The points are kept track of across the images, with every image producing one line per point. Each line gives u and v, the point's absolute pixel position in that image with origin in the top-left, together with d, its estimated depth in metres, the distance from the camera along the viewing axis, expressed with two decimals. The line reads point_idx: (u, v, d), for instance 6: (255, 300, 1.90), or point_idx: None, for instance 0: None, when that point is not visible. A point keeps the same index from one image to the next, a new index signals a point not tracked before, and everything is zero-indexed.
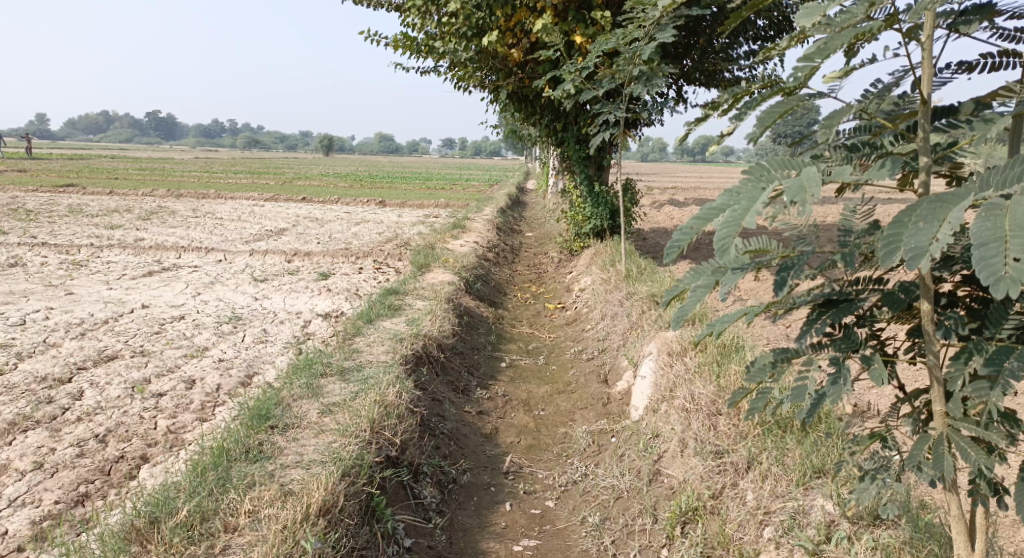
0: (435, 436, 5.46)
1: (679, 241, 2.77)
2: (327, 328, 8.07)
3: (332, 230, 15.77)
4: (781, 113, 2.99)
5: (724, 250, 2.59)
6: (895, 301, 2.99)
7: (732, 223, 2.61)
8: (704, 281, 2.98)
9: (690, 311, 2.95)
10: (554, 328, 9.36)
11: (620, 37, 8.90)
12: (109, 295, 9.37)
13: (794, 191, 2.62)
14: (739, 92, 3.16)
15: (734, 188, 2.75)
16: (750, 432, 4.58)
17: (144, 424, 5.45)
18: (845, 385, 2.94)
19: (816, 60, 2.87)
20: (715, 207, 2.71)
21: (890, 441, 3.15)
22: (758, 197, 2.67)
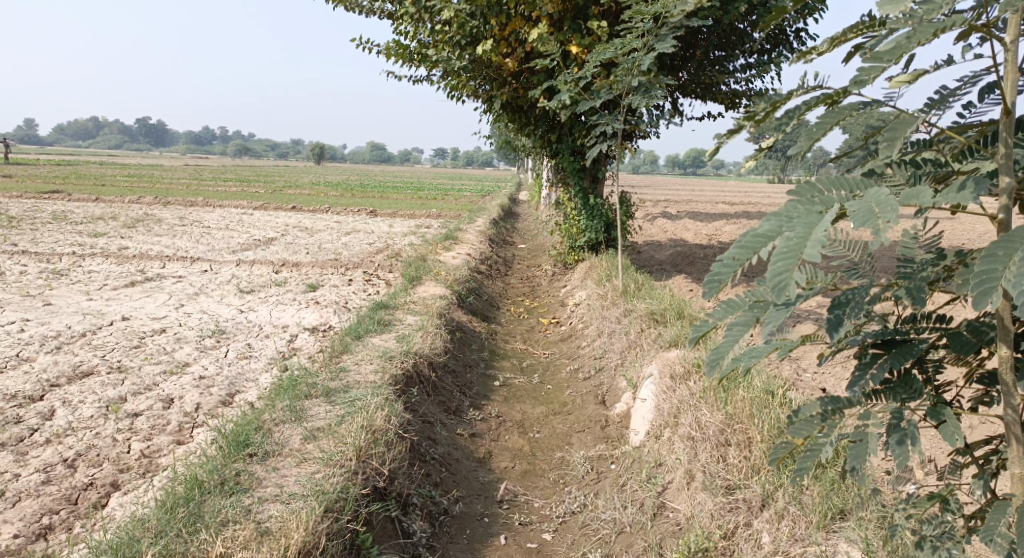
0: (425, 462, 5.18)
1: (719, 274, 2.51)
2: (313, 344, 7.78)
3: (321, 239, 15.48)
4: (833, 124, 2.73)
5: (780, 287, 2.33)
6: (963, 343, 2.71)
7: (788, 254, 2.34)
8: (742, 318, 2.67)
9: (726, 355, 2.68)
10: (548, 344, 9.08)
11: (618, 47, 8.65)
12: (88, 306, 9.06)
13: (861, 216, 2.36)
14: (778, 99, 2.85)
15: (784, 211, 2.48)
16: (763, 467, 4.35)
17: (117, 446, 5.16)
18: (913, 446, 2.63)
19: (886, 62, 2.51)
20: (762, 235, 2.44)
21: (952, 503, 2.89)
22: (816, 222, 2.39)
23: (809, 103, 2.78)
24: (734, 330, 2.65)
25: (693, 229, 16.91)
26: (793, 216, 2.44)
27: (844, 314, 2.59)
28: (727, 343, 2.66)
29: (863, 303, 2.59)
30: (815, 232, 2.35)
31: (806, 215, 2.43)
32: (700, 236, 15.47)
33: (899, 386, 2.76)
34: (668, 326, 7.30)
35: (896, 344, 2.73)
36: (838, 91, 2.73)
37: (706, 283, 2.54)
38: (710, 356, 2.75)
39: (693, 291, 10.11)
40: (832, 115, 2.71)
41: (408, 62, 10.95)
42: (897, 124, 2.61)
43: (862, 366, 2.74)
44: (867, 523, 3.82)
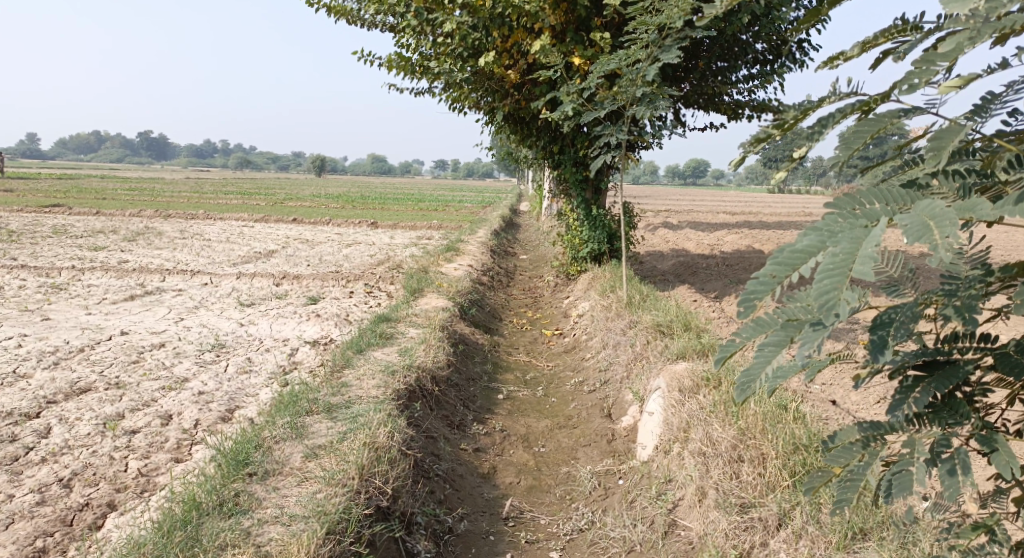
0: (429, 480, 5.06)
1: (757, 294, 2.42)
2: (314, 357, 7.67)
3: (322, 252, 15.39)
4: (873, 132, 2.61)
5: (829, 307, 2.23)
6: (1014, 364, 2.52)
7: (835, 271, 2.22)
8: (774, 338, 2.56)
9: (759, 377, 2.57)
10: (552, 356, 8.96)
11: (622, 57, 8.57)
12: (86, 321, 8.96)
13: (915, 230, 2.24)
14: (811, 107, 2.74)
15: (825, 225, 2.37)
16: (778, 485, 4.24)
17: (115, 465, 5.04)
18: (964, 477, 2.50)
19: (940, 64, 2.37)
20: (801, 250, 2.35)
21: (998, 534, 2.68)
22: (863, 237, 2.27)
23: (844, 111, 2.68)
24: (767, 350, 2.56)
25: (694, 239, 16.82)
26: (837, 231, 2.33)
27: (889, 336, 2.44)
28: (759, 364, 2.57)
29: (910, 324, 2.43)
30: (864, 247, 2.23)
31: (851, 229, 2.32)
32: (702, 246, 15.38)
33: (944, 411, 2.56)
34: (674, 338, 7.18)
35: (940, 366, 2.60)
36: (875, 98, 2.64)
37: (741, 303, 2.45)
38: (741, 379, 2.62)
39: (697, 302, 10.00)
40: (873, 123, 2.60)
41: (409, 74, 10.89)
42: (942, 132, 2.50)
43: (904, 390, 2.60)
44: (887, 542, 3.69)
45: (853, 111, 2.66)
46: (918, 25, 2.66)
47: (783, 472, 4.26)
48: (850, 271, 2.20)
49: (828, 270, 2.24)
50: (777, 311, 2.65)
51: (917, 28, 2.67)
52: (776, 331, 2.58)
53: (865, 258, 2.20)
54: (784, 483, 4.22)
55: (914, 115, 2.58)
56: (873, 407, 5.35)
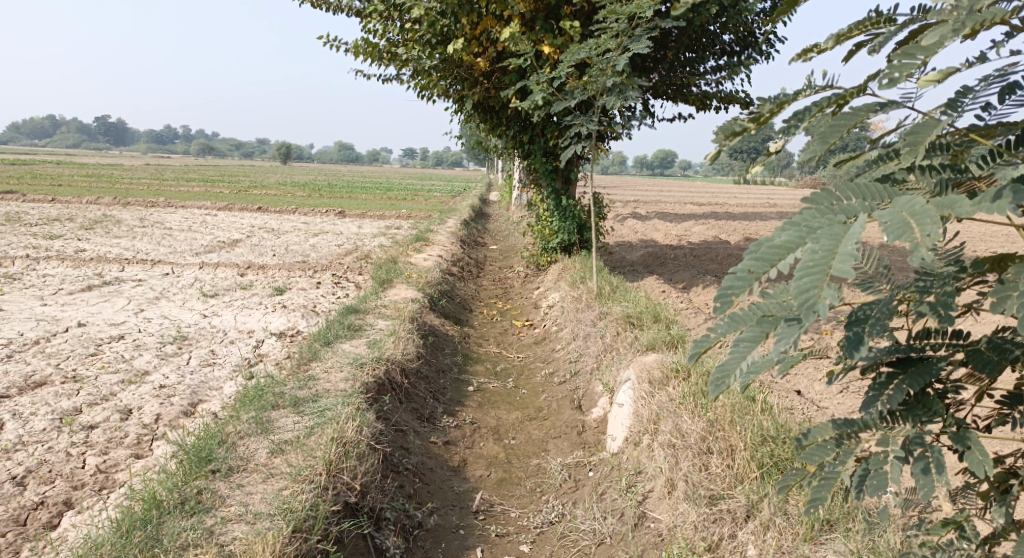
0: (398, 474, 5.00)
1: (734, 289, 2.38)
2: (280, 350, 7.56)
3: (288, 241, 15.20)
4: (850, 127, 2.58)
5: (808, 305, 2.21)
6: (986, 362, 2.52)
7: (815, 269, 2.20)
8: (750, 333, 2.55)
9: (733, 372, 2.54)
10: (522, 347, 8.92)
11: (592, 47, 8.52)
12: (43, 312, 8.75)
13: (895, 228, 2.22)
14: (786, 100, 2.70)
15: (803, 221, 2.35)
16: (747, 476, 4.24)
17: (71, 462, 5.06)
18: (939, 476, 2.51)
19: (921, 57, 2.35)
20: (780, 246, 2.32)
21: (968, 531, 2.70)
22: (842, 233, 2.25)
23: (820, 105, 2.65)
24: (742, 346, 2.54)
25: (663, 229, 16.88)
26: (816, 227, 2.31)
27: (864, 333, 2.43)
28: (734, 359, 2.54)
29: (886, 322, 2.42)
30: (844, 244, 2.21)
31: (830, 225, 2.30)
32: (670, 237, 15.42)
33: (917, 408, 2.57)
34: (644, 329, 7.17)
35: (913, 363, 2.58)
36: (850, 91, 2.61)
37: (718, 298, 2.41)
38: (716, 374, 2.58)
39: (666, 293, 10.02)
40: (850, 117, 2.58)
41: (376, 61, 10.75)
42: (920, 127, 2.48)
43: (878, 387, 2.60)
44: (855, 533, 3.70)
45: (829, 104, 2.64)
46: (892, 18, 2.64)
47: (751, 464, 4.26)
48: (829, 270, 2.18)
49: (807, 269, 2.21)
50: (753, 306, 2.63)
51: (890, 21, 2.65)
52: (751, 327, 2.56)
53: (845, 257, 2.18)
54: (753, 476, 4.22)
55: (891, 109, 2.57)
56: (840, 397, 5.38)
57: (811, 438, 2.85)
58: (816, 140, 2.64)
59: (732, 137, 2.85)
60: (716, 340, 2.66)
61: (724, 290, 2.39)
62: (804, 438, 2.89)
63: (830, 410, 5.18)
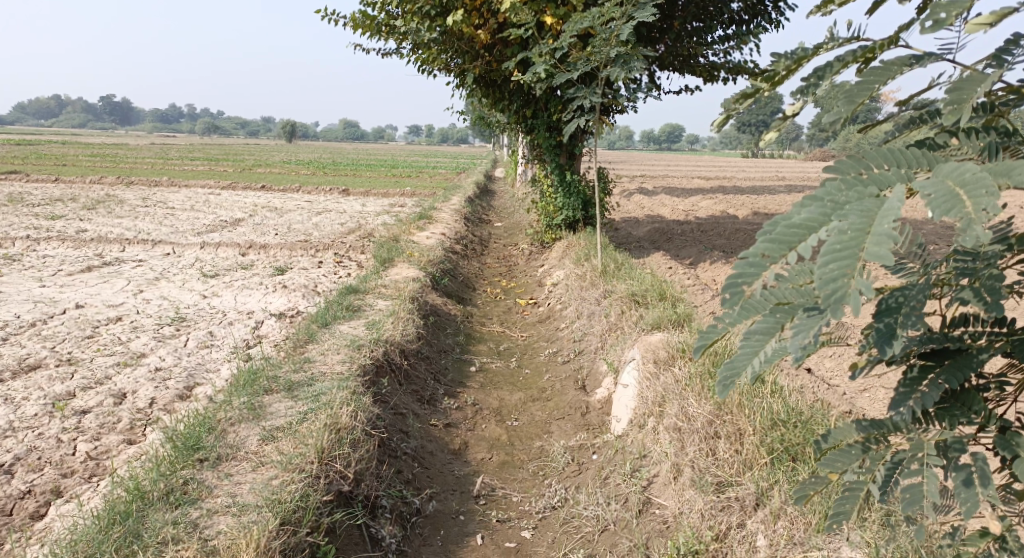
0: (396, 459, 4.86)
1: (746, 278, 2.25)
2: (279, 331, 7.43)
3: (292, 220, 15.03)
4: (882, 82, 2.39)
5: (836, 296, 2.02)
6: None
7: (844, 253, 2.02)
8: (762, 326, 2.38)
9: (742, 370, 2.39)
10: (525, 326, 8.76)
11: (595, 16, 8.29)
12: (40, 294, 8.62)
13: (942, 202, 2.03)
14: (805, 55, 2.51)
15: (827, 196, 2.17)
16: (756, 462, 4.08)
17: (61, 449, 4.94)
18: (982, 486, 2.36)
19: None
20: (801, 225, 2.15)
21: (1010, 543, 2.53)
22: (875, 209, 2.07)
23: (843, 61, 2.46)
24: (753, 340, 2.38)
25: (670, 205, 16.65)
26: (843, 203, 2.13)
27: (897, 325, 2.24)
28: (744, 356, 2.39)
29: (922, 313, 2.23)
30: (879, 223, 2.02)
31: (859, 200, 2.11)
32: (677, 212, 15.21)
33: (955, 408, 2.44)
34: (649, 307, 7.01)
35: (949, 356, 2.42)
36: (880, 43, 2.42)
37: (727, 287, 2.30)
38: (723, 372, 2.43)
39: (672, 270, 9.84)
40: (881, 72, 2.39)
41: (375, 35, 10.54)
42: (963, 82, 2.29)
43: (909, 384, 2.44)
44: (871, 523, 3.54)
45: (855, 58, 2.45)
46: None
47: (760, 449, 4.10)
48: (861, 253, 2.00)
49: (832, 252, 2.04)
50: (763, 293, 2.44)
51: None
52: (763, 317, 2.40)
53: (880, 237, 1.99)
54: (762, 461, 4.06)
55: (927, 62, 2.38)
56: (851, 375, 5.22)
57: (833, 440, 2.70)
58: (841, 100, 2.44)
59: (745, 100, 2.67)
60: (723, 333, 2.50)
61: (735, 276, 2.26)
62: (825, 440, 2.72)
63: (841, 388, 5.02)
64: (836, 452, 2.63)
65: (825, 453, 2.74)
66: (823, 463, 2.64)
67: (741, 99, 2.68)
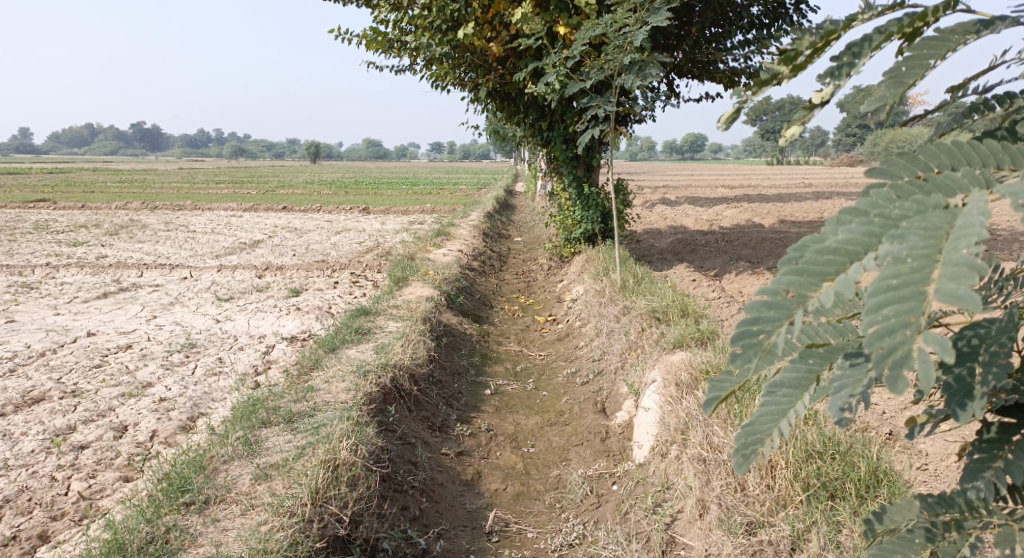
0: (402, 493, 4.60)
1: (763, 326, 1.88)
2: (290, 355, 7.18)
3: (311, 240, 14.85)
4: (939, 56, 2.06)
5: (897, 358, 1.70)
6: None
7: (905, 296, 1.71)
8: (793, 380, 2.13)
9: (768, 434, 2.13)
10: (543, 345, 8.46)
11: (608, 22, 8.03)
12: (53, 322, 8.46)
13: None
14: (837, 28, 2.18)
15: (874, 210, 1.87)
16: (790, 500, 3.75)
17: (54, 488, 4.70)
18: None
19: None
20: (838, 249, 1.85)
21: None
22: (944, 228, 1.77)
23: (883, 34, 2.12)
24: (780, 394, 2.13)
25: (693, 215, 16.30)
26: (897, 218, 1.83)
27: (974, 381, 1.95)
28: (770, 417, 2.14)
29: (1005, 363, 1.92)
30: (953, 247, 1.73)
31: (920, 214, 1.81)
32: (701, 222, 14.87)
33: None
34: (671, 324, 6.67)
35: None
36: (933, 8, 2.10)
37: (740, 337, 1.88)
38: (744, 436, 2.16)
39: (696, 282, 9.52)
40: (937, 43, 2.06)
41: (387, 50, 10.33)
42: None
43: (986, 450, 2.14)
44: None
45: (901, 28, 2.11)
46: None
47: (795, 485, 3.76)
48: (928, 292, 1.70)
49: (886, 291, 1.74)
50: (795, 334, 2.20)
51: None
52: (791, 367, 2.15)
53: (954, 269, 1.70)
54: (797, 499, 3.73)
55: (991, 30, 2.06)
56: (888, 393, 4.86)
57: (887, 522, 2.35)
58: (887, 83, 2.09)
59: (761, 87, 2.30)
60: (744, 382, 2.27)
61: (749, 322, 1.88)
62: (878, 522, 2.37)
63: (879, 406, 4.66)
64: (894, 538, 2.28)
65: (877, 538, 2.37)
66: (878, 551, 2.29)
67: (758, 87, 2.31)
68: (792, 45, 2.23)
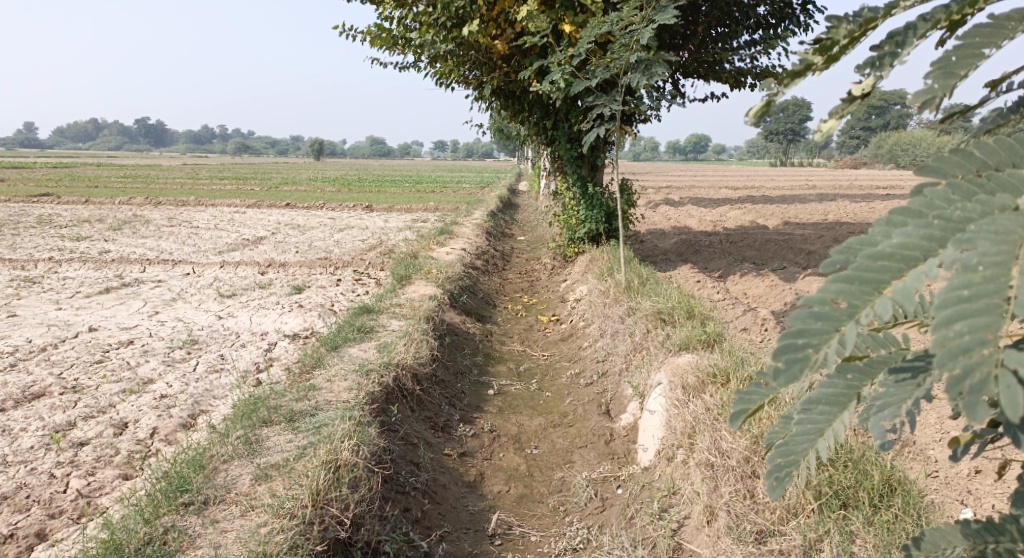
0: (404, 495, 4.55)
1: (809, 339, 1.85)
2: (292, 353, 7.11)
3: (314, 237, 14.79)
4: (991, 45, 1.94)
5: (976, 381, 1.62)
6: None
7: (979, 310, 1.63)
8: (831, 397, 2.09)
9: (802, 455, 2.11)
10: (547, 345, 8.39)
11: (615, 20, 7.96)
12: (54, 317, 8.40)
13: None
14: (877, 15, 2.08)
15: (932, 212, 1.82)
16: (802, 508, 3.69)
17: (52, 486, 4.64)
18: None
19: None
20: (893, 254, 1.80)
21: None
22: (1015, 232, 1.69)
23: (928, 22, 2.02)
24: (816, 411, 2.10)
25: (697, 216, 16.23)
26: (960, 221, 1.77)
27: None
28: (805, 436, 2.11)
29: None
30: None
31: (986, 216, 1.75)
32: (705, 223, 14.80)
33: None
34: (676, 326, 6.60)
35: None
36: None
37: (786, 350, 1.85)
38: (778, 455, 2.14)
39: (701, 283, 9.45)
40: (991, 31, 1.94)
41: (392, 47, 10.26)
42: None
43: None
44: None
45: (949, 15, 2.01)
46: None
47: (807, 493, 3.69)
48: (1003, 306, 1.62)
49: (958, 303, 1.65)
50: None
51: None
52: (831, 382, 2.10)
53: None
54: (809, 507, 3.66)
55: None
56: None
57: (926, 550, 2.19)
58: (936, 74, 1.98)
59: (793, 79, 2.18)
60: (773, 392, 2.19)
61: (794, 335, 1.86)
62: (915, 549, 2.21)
63: None
64: None
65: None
66: None
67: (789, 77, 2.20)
68: (828, 33, 2.12)
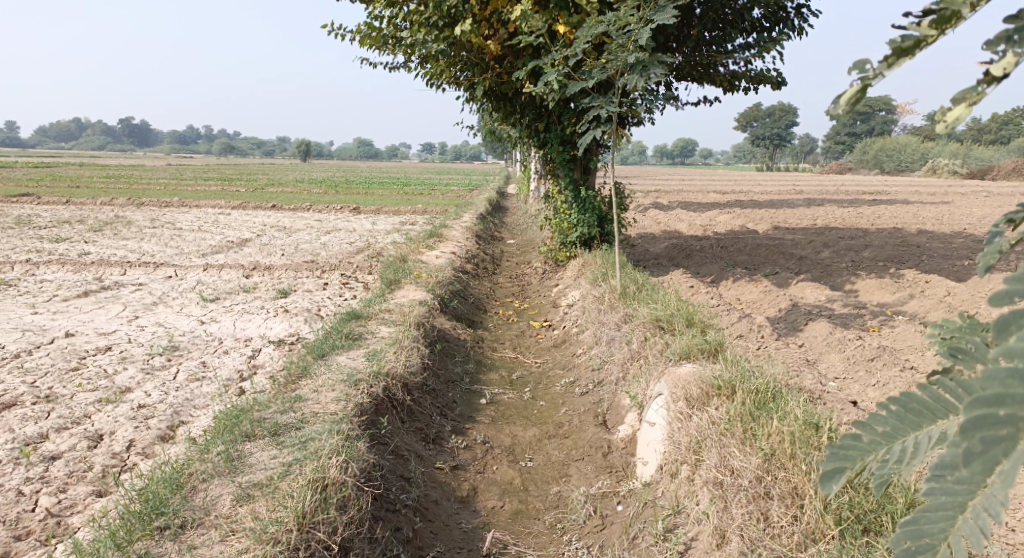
0: (394, 513, 4.38)
1: (1011, 409, 1.79)
2: (277, 360, 6.87)
3: (300, 240, 14.51)
4: None
5: None
6: None
7: None
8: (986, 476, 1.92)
9: (939, 538, 1.95)
10: (540, 351, 8.19)
11: (611, 20, 7.75)
12: (30, 322, 8.11)
13: None
14: None
15: None
16: (823, 534, 3.64)
17: (19, 505, 4.39)
18: None
19: None
20: None
21: None
22: None
23: None
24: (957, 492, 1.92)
25: (686, 220, 16.03)
26: None
27: None
28: (947, 518, 1.95)
29: None
30: None
31: None
32: (695, 227, 14.61)
33: None
34: (676, 334, 6.40)
35: None
36: None
37: (989, 416, 1.79)
38: (905, 536, 2.00)
39: (694, 288, 9.28)
40: None
41: (381, 46, 10.02)
42: None
43: None
44: None
45: None
46: None
47: (827, 518, 3.65)
48: None
49: None
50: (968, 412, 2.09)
51: None
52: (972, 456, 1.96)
53: None
54: (829, 534, 3.62)
55: None
56: None
57: None
58: None
59: (898, 59, 2.16)
60: (879, 453, 2.21)
61: (999, 401, 1.79)
62: None
63: None
64: None
65: None
66: None
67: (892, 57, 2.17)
68: (946, 6, 2.09)
